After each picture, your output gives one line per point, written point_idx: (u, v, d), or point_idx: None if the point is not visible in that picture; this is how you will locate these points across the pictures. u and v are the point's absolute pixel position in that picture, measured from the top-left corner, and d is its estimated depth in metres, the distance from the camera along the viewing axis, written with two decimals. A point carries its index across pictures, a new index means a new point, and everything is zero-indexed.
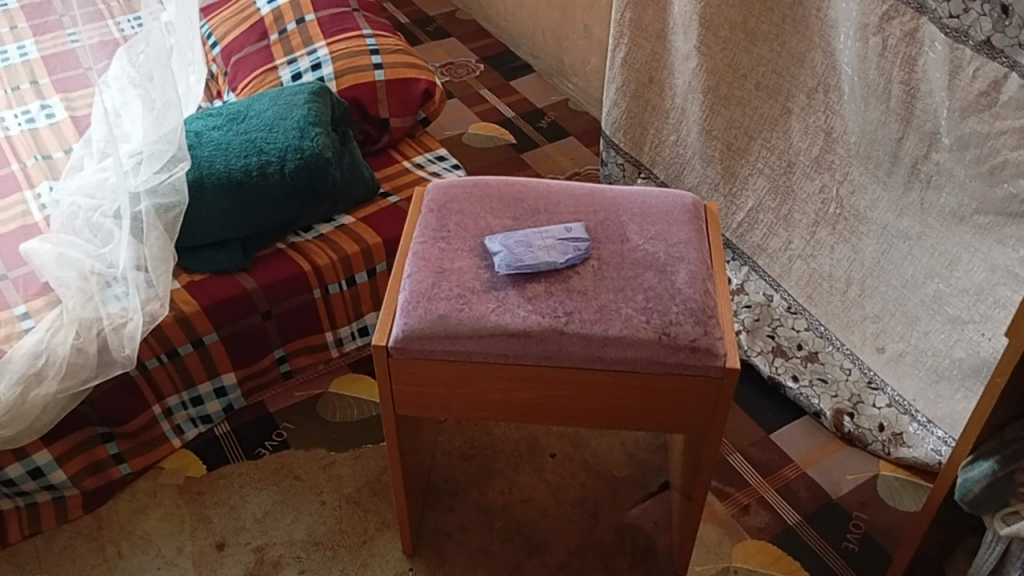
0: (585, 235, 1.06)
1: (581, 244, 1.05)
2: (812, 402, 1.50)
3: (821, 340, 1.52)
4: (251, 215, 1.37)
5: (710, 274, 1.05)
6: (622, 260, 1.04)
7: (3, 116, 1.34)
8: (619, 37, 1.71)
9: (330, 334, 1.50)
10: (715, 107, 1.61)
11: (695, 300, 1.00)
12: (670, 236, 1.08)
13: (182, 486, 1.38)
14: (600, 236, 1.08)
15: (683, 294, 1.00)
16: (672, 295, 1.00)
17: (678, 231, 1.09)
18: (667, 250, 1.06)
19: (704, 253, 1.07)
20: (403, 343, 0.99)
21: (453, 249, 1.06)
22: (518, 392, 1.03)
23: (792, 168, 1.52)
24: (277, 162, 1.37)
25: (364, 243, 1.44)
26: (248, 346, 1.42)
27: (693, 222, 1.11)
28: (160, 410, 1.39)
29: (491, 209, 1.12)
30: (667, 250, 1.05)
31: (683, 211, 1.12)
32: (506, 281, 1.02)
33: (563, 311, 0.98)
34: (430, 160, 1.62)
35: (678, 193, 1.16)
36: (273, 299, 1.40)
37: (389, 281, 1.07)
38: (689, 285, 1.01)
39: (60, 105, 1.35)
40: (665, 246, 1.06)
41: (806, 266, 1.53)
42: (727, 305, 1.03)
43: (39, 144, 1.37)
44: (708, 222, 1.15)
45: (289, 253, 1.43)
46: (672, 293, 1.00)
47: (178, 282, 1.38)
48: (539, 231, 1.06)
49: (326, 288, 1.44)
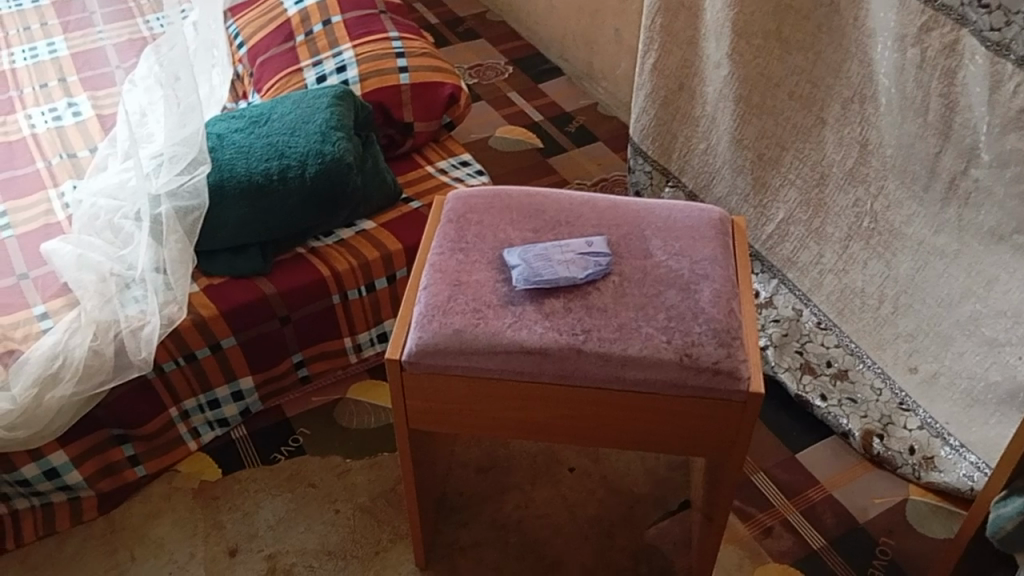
0: (607, 249, 1.04)
1: (603, 260, 1.02)
2: (841, 422, 1.46)
3: (851, 357, 1.48)
4: (272, 219, 1.35)
5: (736, 294, 1.01)
6: (644, 276, 1.01)
7: (34, 114, 1.46)
8: (649, 43, 1.66)
9: (348, 340, 1.49)
10: (746, 116, 1.57)
11: (718, 320, 0.97)
12: (694, 252, 1.05)
13: (196, 490, 1.37)
14: (622, 251, 1.05)
15: (706, 314, 0.97)
16: (694, 314, 0.97)
17: (702, 248, 1.05)
18: (691, 267, 1.03)
19: (729, 271, 1.03)
20: (417, 357, 0.96)
21: (471, 261, 1.04)
22: (534, 409, 1.00)
23: (825, 180, 1.48)
24: (298, 167, 1.35)
25: (385, 249, 1.42)
26: (266, 350, 1.41)
27: (719, 238, 1.08)
28: (177, 413, 1.39)
29: (512, 221, 1.09)
30: (691, 267, 1.02)
31: (709, 227, 1.09)
32: (524, 296, 0.99)
33: (581, 329, 0.96)
34: (454, 165, 1.60)
35: (705, 208, 1.13)
36: (292, 304, 1.38)
37: (405, 291, 1.05)
38: (713, 304, 0.98)
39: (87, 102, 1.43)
40: (689, 263, 1.03)
41: (837, 282, 1.49)
42: (752, 325, 0.99)
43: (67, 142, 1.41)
44: (735, 238, 1.12)
45: (309, 258, 1.41)
46: (695, 313, 0.97)
47: (197, 285, 1.37)
48: (559, 245, 1.03)
49: (345, 294, 1.42)
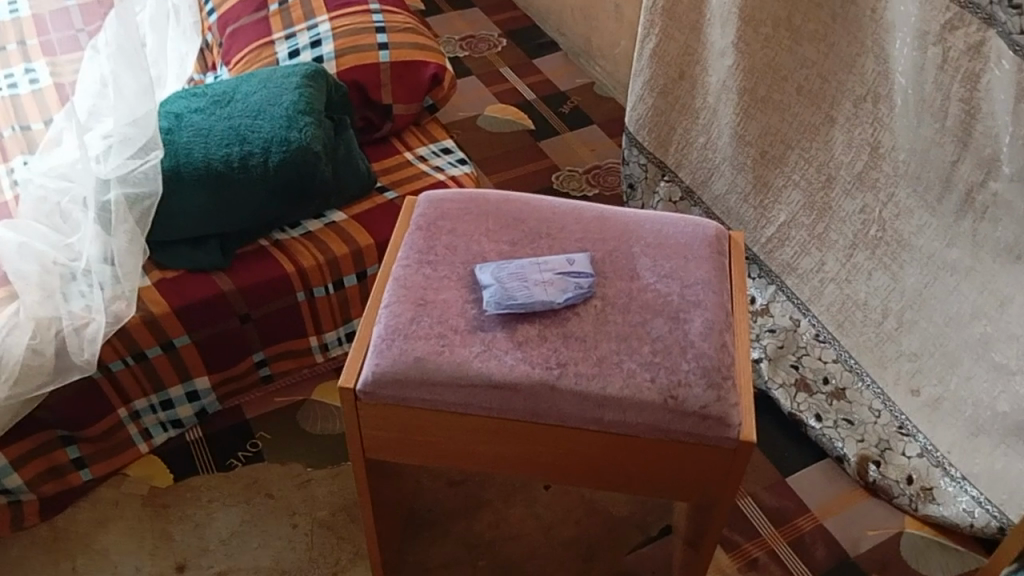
0: (589, 268, 0.94)
1: (585, 281, 0.92)
2: (836, 446, 1.37)
3: (850, 374, 1.39)
4: (233, 210, 1.24)
5: (729, 324, 0.92)
6: (629, 302, 0.92)
7: None
8: (649, 27, 1.53)
9: (314, 339, 1.39)
10: (750, 110, 1.45)
11: (709, 356, 0.87)
12: (686, 274, 0.95)
13: (145, 497, 1.29)
14: (607, 270, 0.95)
15: (696, 348, 0.88)
16: (683, 349, 0.88)
17: (696, 269, 0.96)
18: (681, 292, 0.93)
19: (723, 297, 0.94)
20: (373, 386, 0.87)
21: (440, 277, 0.94)
22: (502, 445, 0.91)
23: (832, 182, 1.37)
24: (262, 154, 1.23)
25: (354, 245, 1.32)
26: (225, 350, 1.31)
27: (714, 257, 0.98)
28: (127, 413, 1.29)
29: (487, 231, 0.99)
30: (682, 292, 0.93)
31: (703, 244, 0.99)
32: (495, 321, 0.89)
33: (556, 362, 0.86)
34: (434, 152, 1.48)
35: (700, 221, 1.02)
36: (252, 302, 1.28)
37: (366, 307, 0.95)
38: (705, 337, 0.89)
39: (45, 69, 1.21)
40: (680, 286, 0.93)
41: (838, 292, 1.39)
42: (746, 362, 0.90)
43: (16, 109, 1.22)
44: (732, 256, 1.01)
45: (272, 251, 1.30)
46: (683, 346, 0.88)
47: (149, 279, 1.26)
48: (536, 262, 0.94)
49: (310, 292, 1.32)
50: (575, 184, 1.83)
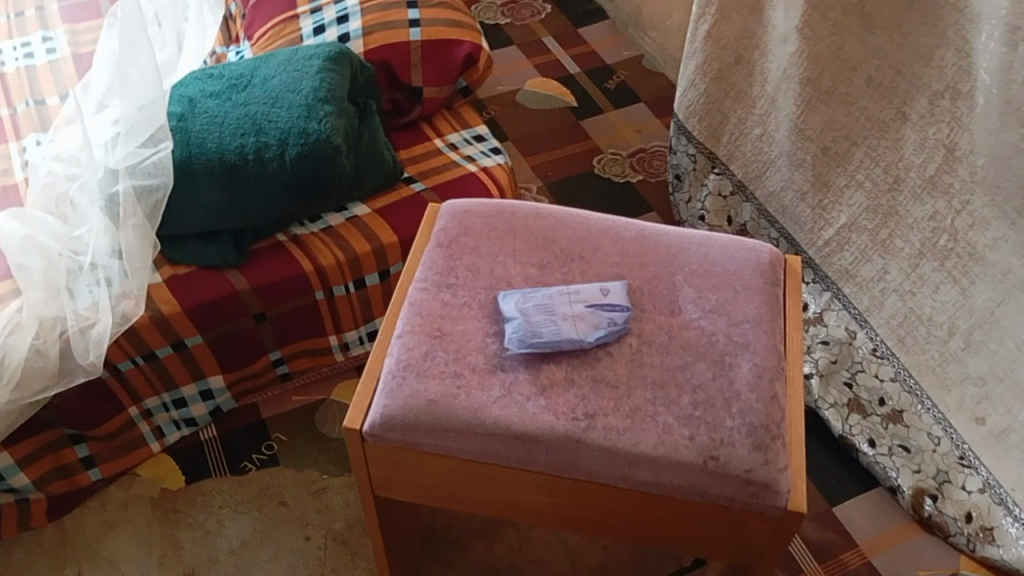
0: (625, 300, 0.85)
1: (620, 316, 0.83)
2: (890, 476, 1.27)
3: (909, 397, 1.26)
4: (246, 205, 1.16)
5: (780, 370, 0.82)
6: (668, 341, 0.82)
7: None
8: (705, 6, 1.40)
9: (334, 338, 1.31)
10: (814, 102, 1.32)
11: (757, 411, 0.78)
12: (734, 310, 0.85)
13: (156, 499, 1.24)
14: (645, 302, 0.86)
15: (742, 401, 0.78)
16: (727, 401, 0.78)
17: (745, 304, 0.86)
18: (728, 332, 0.83)
19: (775, 338, 0.84)
20: (381, 430, 0.79)
21: (459, 305, 0.85)
22: (522, 494, 0.82)
23: (899, 185, 1.24)
24: (278, 147, 1.14)
25: (377, 242, 1.23)
26: (239, 350, 1.24)
27: (767, 290, 0.88)
28: (137, 411, 1.24)
29: (514, 251, 0.90)
30: (729, 331, 0.83)
31: (755, 274, 0.89)
32: (518, 360, 0.81)
33: (584, 413, 0.77)
34: (466, 140, 1.38)
35: (753, 246, 0.92)
36: (266, 301, 1.21)
37: (378, 333, 0.87)
38: (752, 388, 0.79)
39: (64, 37, 1.05)
40: (726, 325, 0.84)
41: (901, 304, 1.26)
42: (798, 416, 0.81)
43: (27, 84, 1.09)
44: (787, 286, 0.91)
45: (290, 248, 1.22)
46: (727, 398, 0.79)
47: (159, 275, 1.19)
48: (567, 292, 0.84)
49: (330, 290, 1.24)
50: (617, 168, 1.71)
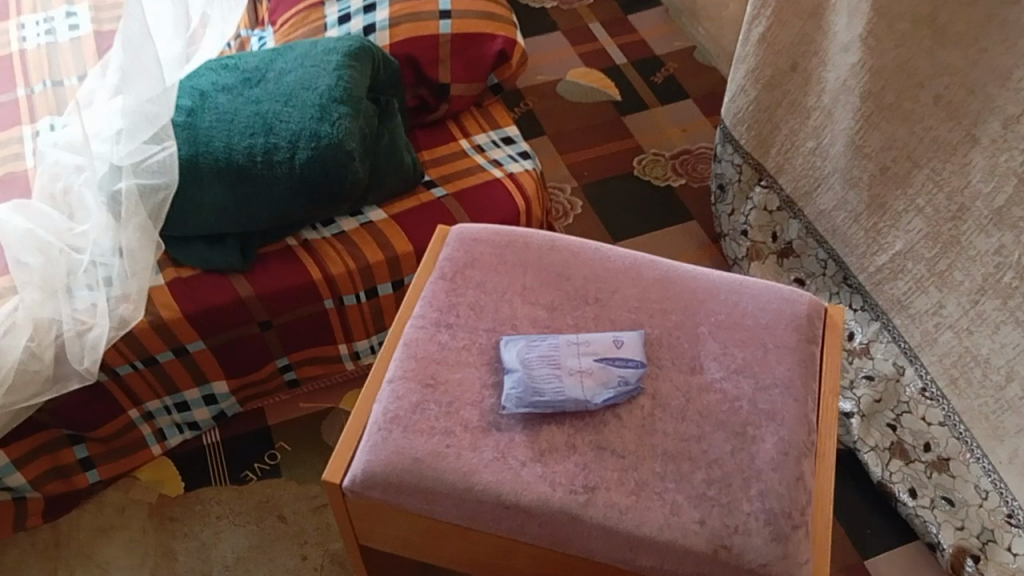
0: (640, 355, 0.76)
1: (632, 374, 0.75)
2: (929, 531, 1.18)
3: (958, 444, 1.15)
4: (255, 208, 1.09)
5: (809, 446, 0.74)
6: (685, 406, 0.74)
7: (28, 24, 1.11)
8: (760, 6, 1.28)
9: (343, 347, 1.25)
10: (874, 118, 1.19)
11: (778, 494, 0.70)
12: (762, 372, 0.76)
13: (154, 505, 1.20)
14: (663, 356, 0.77)
15: (762, 481, 0.70)
16: (745, 480, 0.70)
17: (775, 365, 0.77)
18: (753, 398, 0.75)
19: (806, 408, 0.75)
20: (361, 487, 0.72)
21: (458, 348, 0.78)
22: (513, 560, 0.75)
23: (963, 214, 1.11)
24: (288, 149, 1.07)
25: (390, 252, 1.15)
26: (244, 357, 1.19)
27: (801, 348, 0.79)
28: (138, 414, 1.19)
29: (523, 289, 0.82)
30: (754, 397, 0.75)
31: (790, 328, 0.80)
32: (516, 419, 0.73)
33: (583, 484, 0.70)
34: (494, 142, 1.30)
35: (789, 295, 0.83)
36: (272, 309, 1.14)
37: (370, 372, 0.80)
38: (775, 466, 0.71)
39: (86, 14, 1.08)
40: (751, 389, 0.75)
41: (955, 342, 1.14)
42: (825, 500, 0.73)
43: (52, 65, 1.08)
44: (825, 343, 0.82)
45: (299, 253, 1.15)
46: (746, 477, 0.70)
47: (162, 277, 1.13)
48: (576, 342, 0.76)
49: (339, 299, 1.17)
50: (659, 171, 1.61)
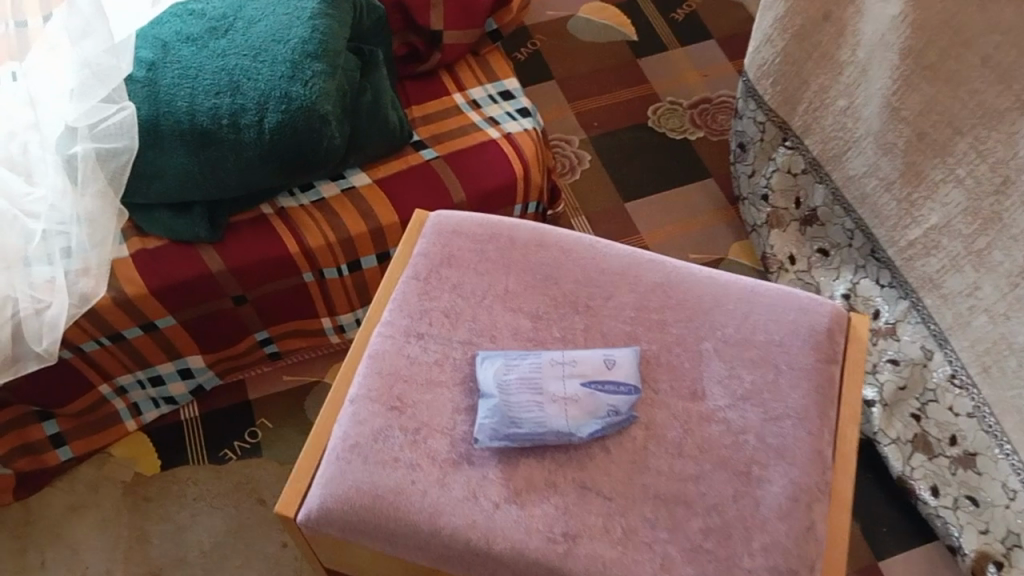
0: (635, 377, 0.67)
1: (624, 402, 0.66)
2: (950, 533, 1.10)
3: (986, 438, 1.06)
4: (221, 176, 0.99)
5: (824, 487, 0.65)
6: (683, 441, 0.65)
7: None
8: None
9: (326, 320, 1.16)
10: (913, 79, 1.06)
11: (784, 548, 0.61)
12: (773, 399, 0.67)
13: (128, 484, 1.14)
14: (660, 378, 0.68)
15: (766, 532, 0.62)
16: (747, 531, 0.62)
17: (788, 391, 0.68)
18: (762, 430, 0.66)
19: (821, 443, 0.66)
20: (316, 524, 0.65)
21: (429, 364, 0.69)
22: None
23: (1007, 187, 0.99)
24: (256, 112, 0.97)
25: (374, 223, 1.06)
26: (219, 331, 1.11)
27: (821, 370, 0.69)
28: (110, 389, 1.12)
29: (505, 293, 0.72)
30: (762, 430, 0.66)
31: (808, 346, 0.70)
32: (490, 451, 0.65)
33: (562, 531, 0.62)
34: (492, 97, 1.18)
35: (809, 302, 0.73)
36: (247, 283, 1.05)
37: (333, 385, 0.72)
38: (783, 514, 0.62)
39: None
40: (759, 419, 0.66)
41: (991, 327, 1.03)
42: (839, 548, 0.64)
43: None
44: (847, 359, 0.72)
45: (275, 223, 1.05)
46: (748, 527, 0.62)
47: (126, 247, 1.04)
48: (563, 362, 0.67)
49: (319, 272, 1.08)
50: (675, 122, 1.49)
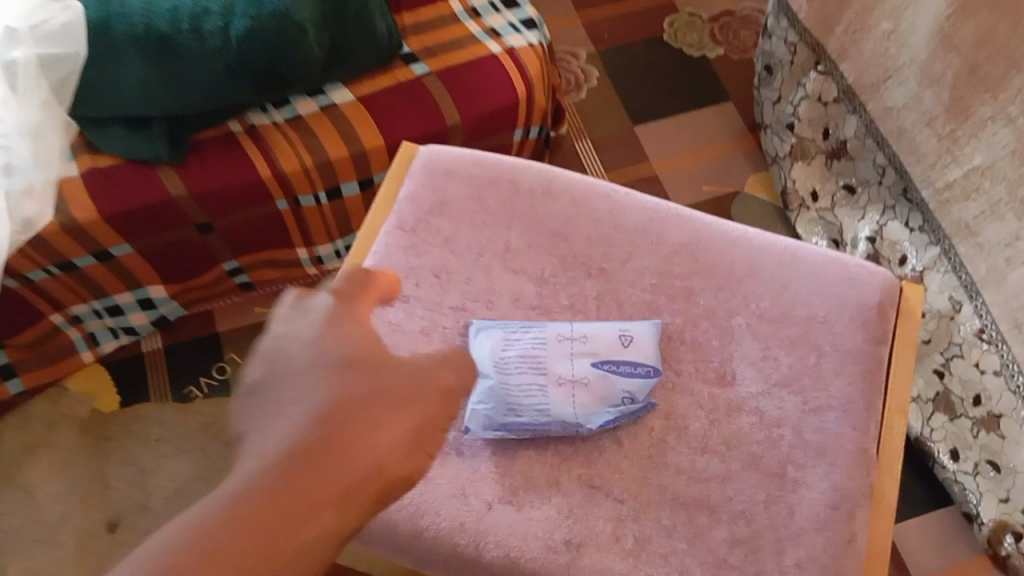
0: (652, 358, 0.59)
1: (641, 388, 0.58)
2: (968, 499, 1.02)
3: (1013, 400, 0.95)
4: (183, 91, 0.87)
5: (868, 493, 0.56)
6: (707, 436, 0.57)
7: None
8: None
9: (302, 250, 1.06)
10: (970, 3, 0.89)
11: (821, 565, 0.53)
12: (815, 389, 0.58)
13: (85, 420, 1.05)
14: (685, 356, 0.60)
15: (803, 543, 0.54)
16: (779, 542, 0.54)
17: (832, 378, 0.58)
18: (798, 423, 0.57)
19: (867, 440, 0.57)
20: None
21: (414, 335, 0.61)
22: None
23: None
24: (222, 17, 0.85)
25: (357, 147, 0.93)
26: (185, 261, 1.00)
27: (869, 355, 0.60)
28: (63, 318, 1.01)
29: (506, 251, 0.64)
30: (798, 424, 0.57)
31: (857, 326, 0.60)
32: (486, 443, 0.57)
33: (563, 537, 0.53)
34: (495, 5, 1.04)
35: (860, 270, 0.63)
36: (212, 211, 0.93)
37: None
38: (821, 525, 0.54)
39: None
40: (798, 407, 0.58)
41: None
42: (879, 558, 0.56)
43: None
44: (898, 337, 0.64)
45: (245, 143, 0.93)
46: (779, 540, 0.54)
47: (76, 165, 0.91)
48: (569, 339, 0.59)
49: (295, 200, 0.96)
50: (693, 37, 1.35)
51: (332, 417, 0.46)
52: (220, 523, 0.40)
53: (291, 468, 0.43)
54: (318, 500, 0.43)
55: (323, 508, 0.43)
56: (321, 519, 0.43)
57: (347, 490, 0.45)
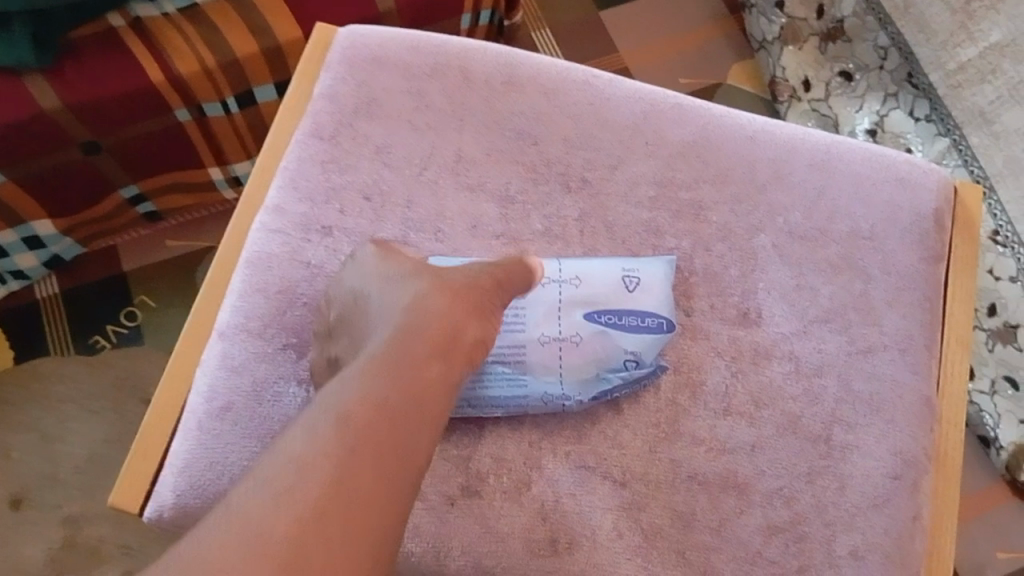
0: (657, 311, 0.51)
1: (646, 347, 0.50)
2: (986, 424, 0.88)
3: None
4: None
5: (917, 455, 0.51)
6: (724, 401, 0.51)
7: None
8: None
9: (215, 171, 0.89)
10: None
11: (867, 542, 0.49)
12: (847, 343, 0.52)
13: None
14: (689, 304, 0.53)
15: (844, 522, 0.49)
16: (815, 526, 0.49)
17: (860, 328, 0.52)
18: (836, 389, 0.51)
19: (899, 395, 0.51)
20: (170, 525, 0.49)
21: None
22: None
23: None
24: None
25: (269, 41, 0.76)
26: (72, 189, 0.83)
27: (891, 295, 0.53)
28: None
29: (458, 161, 0.55)
30: (831, 388, 0.51)
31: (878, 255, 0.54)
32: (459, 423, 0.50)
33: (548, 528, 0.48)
34: None
35: (881, 168, 0.56)
36: (94, 124, 0.76)
37: (204, 295, 0.56)
38: (863, 501, 0.49)
39: None
40: (830, 367, 0.52)
41: None
42: (917, 528, 0.50)
43: None
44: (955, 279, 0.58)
45: (126, 39, 0.73)
46: (817, 519, 0.49)
47: None
48: (560, 286, 0.51)
49: (198, 108, 0.80)
50: None
51: (416, 324, 0.45)
52: (345, 412, 0.40)
53: (391, 391, 0.41)
54: (416, 415, 0.41)
55: (424, 418, 0.42)
56: (429, 392, 0.43)
57: (438, 399, 0.43)
